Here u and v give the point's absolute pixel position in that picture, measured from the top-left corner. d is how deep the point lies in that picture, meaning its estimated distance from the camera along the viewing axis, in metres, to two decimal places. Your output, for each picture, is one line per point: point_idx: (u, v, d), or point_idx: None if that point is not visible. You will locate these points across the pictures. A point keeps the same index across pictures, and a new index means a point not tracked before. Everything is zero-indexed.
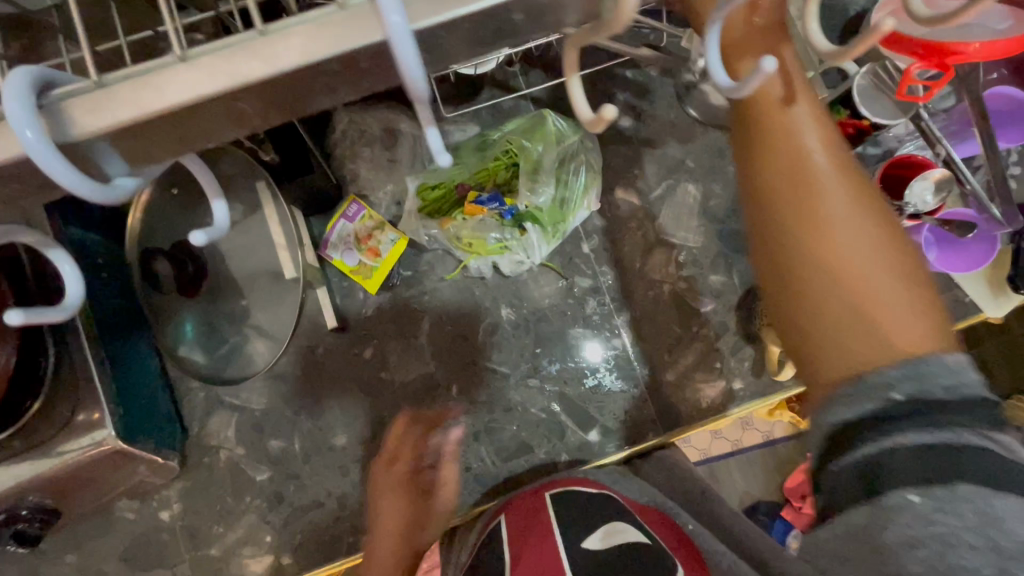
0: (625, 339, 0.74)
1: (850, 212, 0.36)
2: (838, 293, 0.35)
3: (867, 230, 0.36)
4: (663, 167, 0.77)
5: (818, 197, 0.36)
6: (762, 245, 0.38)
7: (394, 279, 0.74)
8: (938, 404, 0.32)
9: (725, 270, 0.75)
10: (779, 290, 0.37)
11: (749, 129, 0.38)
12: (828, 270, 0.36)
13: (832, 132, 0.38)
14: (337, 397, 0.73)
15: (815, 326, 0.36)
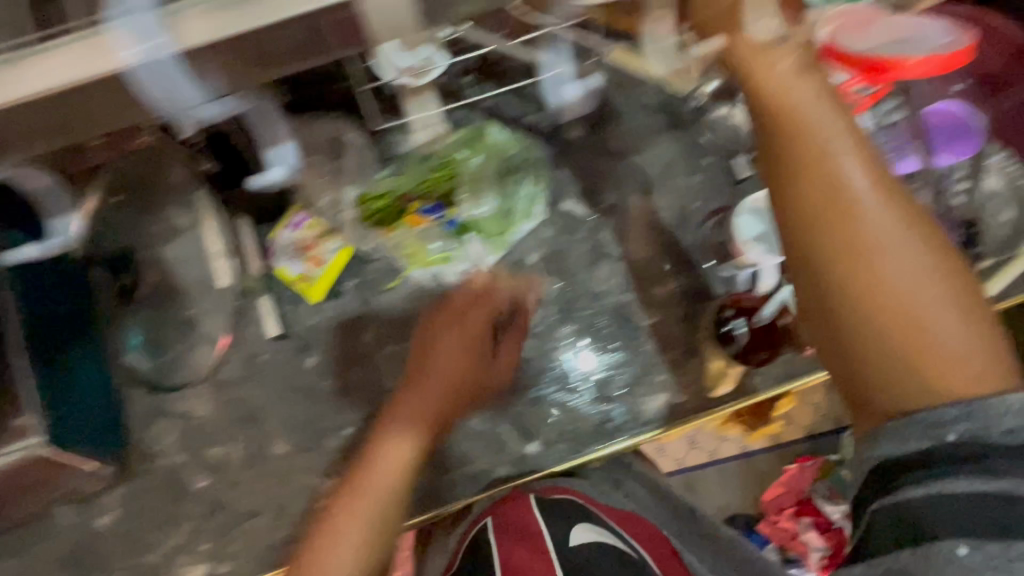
0: (568, 350, 0.74)
1: (911, 285, 0.46)
2: (892, 341, 0.46)
3: (927, 297, 0.46)
4: (611, 179, 0.77)
5: (879, 273, 0.47)
6: (831, 308, 0.49)
7: (338, 287, 0.74)
8: (987, 447, 0.42)
9: (670, 282, 0.75)
10: (848, 343, 0.48)
11: (819, 218, 0.49)
12: (892, 329, 0.46)
13: (899, 219, 0.48)
14: (280, 405, 0.73)
15: (869, 367, 0.47)
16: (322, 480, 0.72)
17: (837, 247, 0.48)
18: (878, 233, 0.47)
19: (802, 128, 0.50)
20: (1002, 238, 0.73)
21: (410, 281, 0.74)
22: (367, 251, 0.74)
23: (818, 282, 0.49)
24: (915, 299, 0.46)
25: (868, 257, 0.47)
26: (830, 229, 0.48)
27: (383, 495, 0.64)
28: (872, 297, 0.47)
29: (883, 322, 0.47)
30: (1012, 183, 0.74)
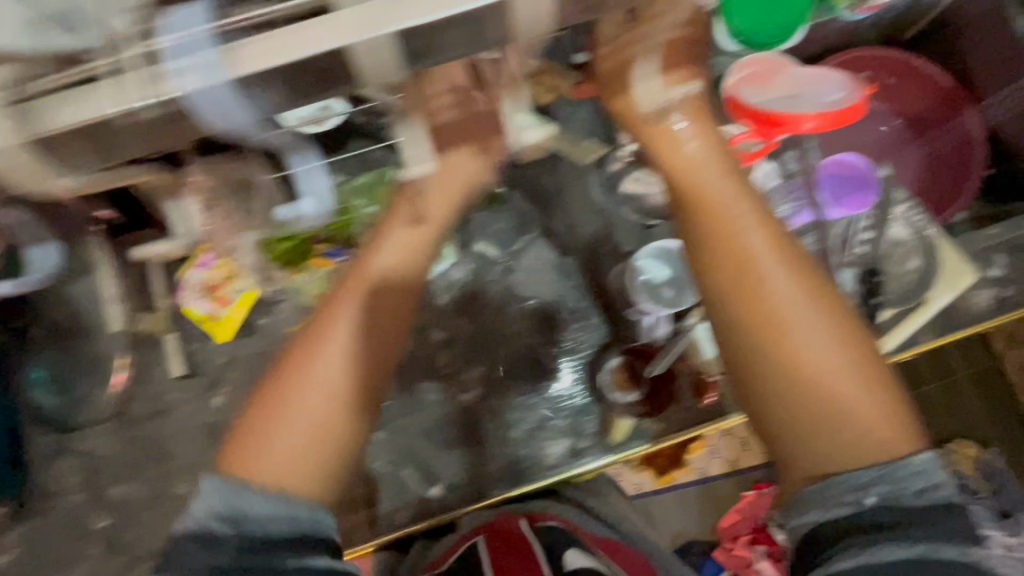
0: (473, 393, 0.75)
1: (824, 354, 0.53)
2: (809, 406, 0.53)
3: (838, 365, 0.53)
4: (523, 222, 0.78)
5: (797, 347, 0.54)
6: (760, 381, 0.55)
7: (245, 327, 0.75)
8: (901, 507, 0.48)
9: (578, 327, 0.75)
10: (776, 411, 0.55)
11: (745, 297, 0.55)
12: (812, 398, 0.53)
13: (815, 294, 0.55)
14: (183, 445, 0.74)
15: (791, 428, 0.54)
16: None
17: (757, 320, 0.55)
18: (791, 306, 0.54)
19: (718, 208, 0.57)
20: (903, 288, 0.73)
21: None
22: (274, 292, 0.75)
23: (745, 351, 0.56)
24: (825, 369, 0.53)
25: (783, 329, 0.54)
26: (753, 306, 0.55)
27: (340, 380, 0.56)
28: (791, 366, 0.54)
29: (800, 388, 0.54)
30: (915, 233, 0.74)
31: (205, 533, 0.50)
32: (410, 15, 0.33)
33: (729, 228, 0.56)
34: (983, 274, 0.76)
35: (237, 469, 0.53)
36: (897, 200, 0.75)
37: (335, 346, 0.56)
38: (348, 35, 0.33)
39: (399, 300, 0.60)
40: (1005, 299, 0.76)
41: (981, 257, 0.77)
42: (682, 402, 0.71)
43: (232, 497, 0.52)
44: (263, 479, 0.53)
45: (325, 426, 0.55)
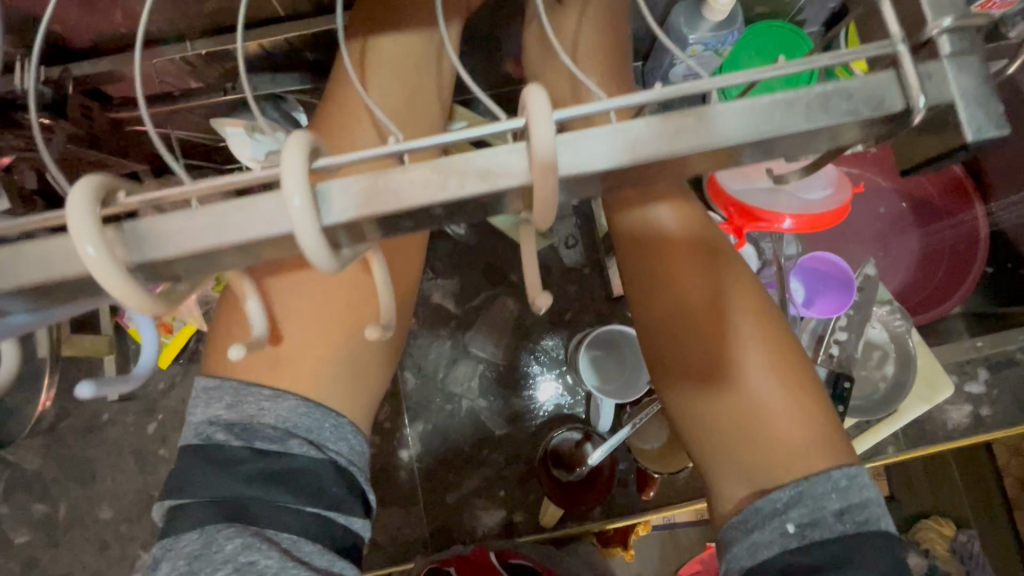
0: (412, 451, 0.72)
1: (749, 367, 0.50)
2: (735, 422, 0.50)
3: (763, 379, 0.50)
4: (486, 276, 0.75)
5: (719, 357, 0.51)
6: (681, 392, 0.52)
7: (189, 354, 0.73)
8: (824, 536, 0.40)
9: (528, 393, 0.72)
10: (695, 425, 0.51)
11: (674, 303, 0.52)
12: (733, 413, 0.50)
13: (747, 306, 0.52)
14: (110, 469, 0.72)
15: (714, 445, 0.51)
16: (140, 551, 0.70)
17: (686, 332, 0.51)
18: (717, 314, 0.51)
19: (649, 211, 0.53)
20: (871, 396, 0.70)
21: None
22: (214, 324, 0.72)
23: (673, 367, 0.52)
24: (749, 382, 0.50)
25: (706, 340, 0.51)
26: (679, 311, 0.52)
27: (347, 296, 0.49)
28: (720, 379, 0.51)
29: (722, 402, 0.50)
30: (893, 339, 0.71)
31: (210, 442, 0.42)
32: (175, 241, 0.17)
33: (663, 236, 0.53)
34: (961, 388, 0.72)
35: (220, 366, 0.47)
36: (878, 300, 0.72)
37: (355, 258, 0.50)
38: (61, 268, 0.17)
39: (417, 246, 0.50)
40: (980, 418, 0.72)
41: (962, 369, 0.73)
42: (624, 489, 0.68)
43: (241, 405, 0.44)
44: (248, 379, 0.46)
45: (327, 340, 0.48)
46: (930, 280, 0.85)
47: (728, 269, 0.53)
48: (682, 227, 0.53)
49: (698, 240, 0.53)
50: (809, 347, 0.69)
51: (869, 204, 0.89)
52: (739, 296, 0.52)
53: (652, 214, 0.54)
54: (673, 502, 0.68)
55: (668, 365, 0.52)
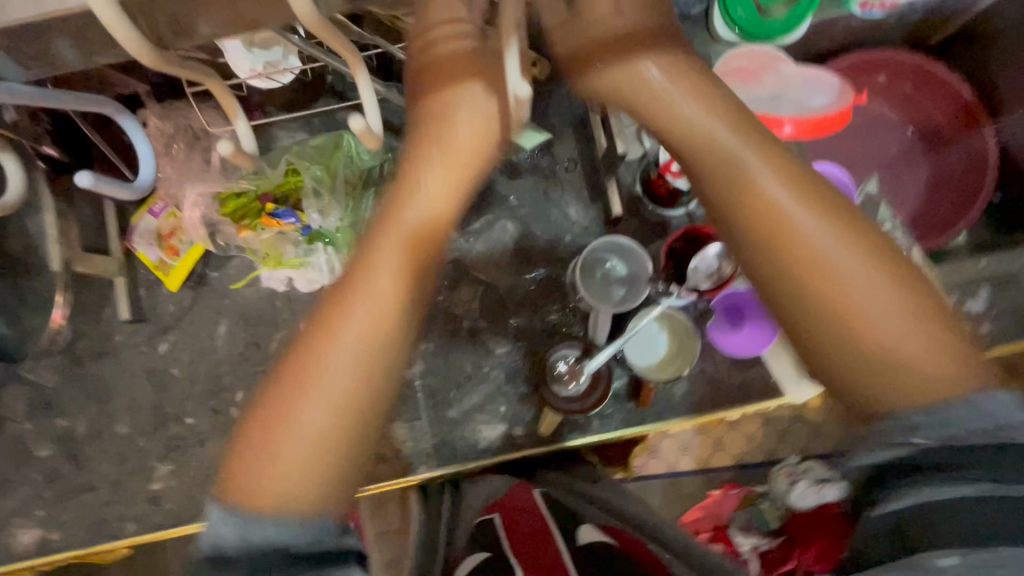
0: (417, 369, 0.73)
1: (858, 268, 0.38)
2: (843, 345, 0.37)
3: (875, 280, 0.38)
4: (485, 199, 0.75)
5: (820, 260, 0.38)
6: (776, 312, 0.40)
7: (198, 276, 0.75)
8: (974, 441, 0.34)
9: (528, 313, 0.73)
10: (799, 351, 0.40)
11: (743, 198, 0.40)
12: (843, 334, 0.38)
13: (832, 197, 0.40)
14: (125, 386, 0.74)
15: (835, 375, 0.38)
16: (157, 463, 0.73)
17: (772, 233, 0.39)
18: (796, 204, 0.39)
19: (669, 99, 0.44)
20: None
21: (264, 285, 0.74)
22: (222, 247, 0.74)
23: (758, 279, 0.40)
24: (876, 316, 0.37)
25: (804, 234, 0.38)
26: (747, 209, 0.40)
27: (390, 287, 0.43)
28: (849, 334, 0.37)
29: (831, 317, 0.38)
30: None
31: (220, 552, 0.37)
32: None
33: (704, 125, 0.42)
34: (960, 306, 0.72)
35: (270, 432, 0.40)
36: (880, 220, 0.71)
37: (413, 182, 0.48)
38: None
39: (478, 138, 0.50)
40: None
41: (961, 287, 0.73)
42: (622, 402, 0.70)
43: (254, 518, 0.37)
44: (300, 434, 0.39)
45: (373, 344, 0.41)
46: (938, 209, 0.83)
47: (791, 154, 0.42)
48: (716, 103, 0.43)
49: (745, 119, 0.43)
50: None
51: (883, 140, 0.87)
52: (812, 183, 0.40)
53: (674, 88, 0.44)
54: (669, 417, 0.70)
55: (755, 279, 0.41)
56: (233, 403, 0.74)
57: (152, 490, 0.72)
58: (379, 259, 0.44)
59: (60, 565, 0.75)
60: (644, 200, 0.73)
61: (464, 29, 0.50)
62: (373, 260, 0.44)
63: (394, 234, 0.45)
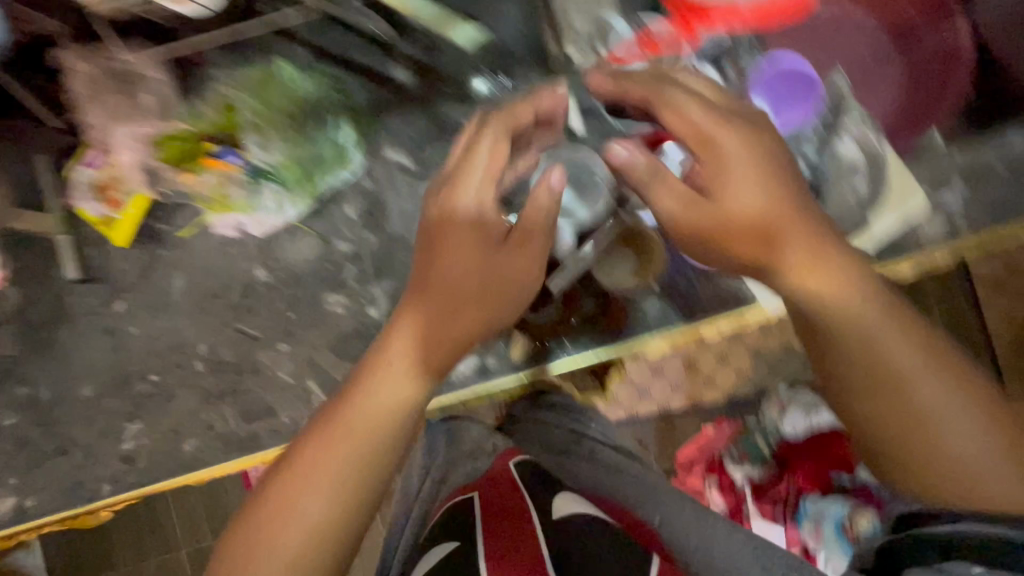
0: (383, 307, 0.71)
1: (957, 408, 0.51)
2: (951, 474, 0.51)
3: (973, 428, 0.51)
4: (438, 127, 0.72)
5: (931, 410, 0.51)
6: (870, 435, 0.54)
7: (145, 231, 0.71)
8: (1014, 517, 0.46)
9: None
10: (875, 452, 0.55)
11: (841, 344, 0.54)
12: (942, 465, 0.51)
13: (920, 339, 0.53)
14: (84, 349, 0.72)
15: (895, 460, 0.53)
16: (126, 424, 0.71)
17: (878, 371, 0.52)
18: (907, 361, 0.52)
19: (790, 267, 0.54)
20: (845, 211, 0.68)
21: (215, 232, 0.70)
22: (166, 196, 0.70)
23: (858, 394, 0.54)
24: (960, 441, 0.50)
25: (911, 387, 0.52)
26: (861, 356, 0.53)
27: (379, 423, 0.57)
28: (897, 430, 0.52)
29: (920, 447, 0.52)
30: (866, 156, 0.68)
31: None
32: None
33: (810, 291, 0.54)
34: (934, 200, 0.71)
35: (265, 516, 0.55)
36: (849, 117, 0.68)
37: (451, 302, 0.58)
38: None
39: (523, 269, 0.59)
40: (953, 228, 0.70)
41: (934, 181, 0.71)
42: (594, 326, 0.69)
43: None
44: (275, 536, 0.54)
45: (358, 462, 0.56)
46: (927, 113, 0.73)
47: (870, 297, 0.53)
48: (804, 256, 0.54)
49: (807, 262, 0.54)
50: None
51: (857, 42, 0.74)
52: (870, 323, 0.53)
53: (783, 248, 0.54)
54: (643, 334, 0.69)
55: (844, 398, 0.55)
56: (198, 356, 0.72)
57: (124, 450, 0.71)
58: (374, 393, 0.57)
59: (41, 533, 0.75)
60: (604, 115, 0.70)
61: (498, 141, 0.57)
62: (376, 378, 0.58)
63: (405, 352, 0.58)
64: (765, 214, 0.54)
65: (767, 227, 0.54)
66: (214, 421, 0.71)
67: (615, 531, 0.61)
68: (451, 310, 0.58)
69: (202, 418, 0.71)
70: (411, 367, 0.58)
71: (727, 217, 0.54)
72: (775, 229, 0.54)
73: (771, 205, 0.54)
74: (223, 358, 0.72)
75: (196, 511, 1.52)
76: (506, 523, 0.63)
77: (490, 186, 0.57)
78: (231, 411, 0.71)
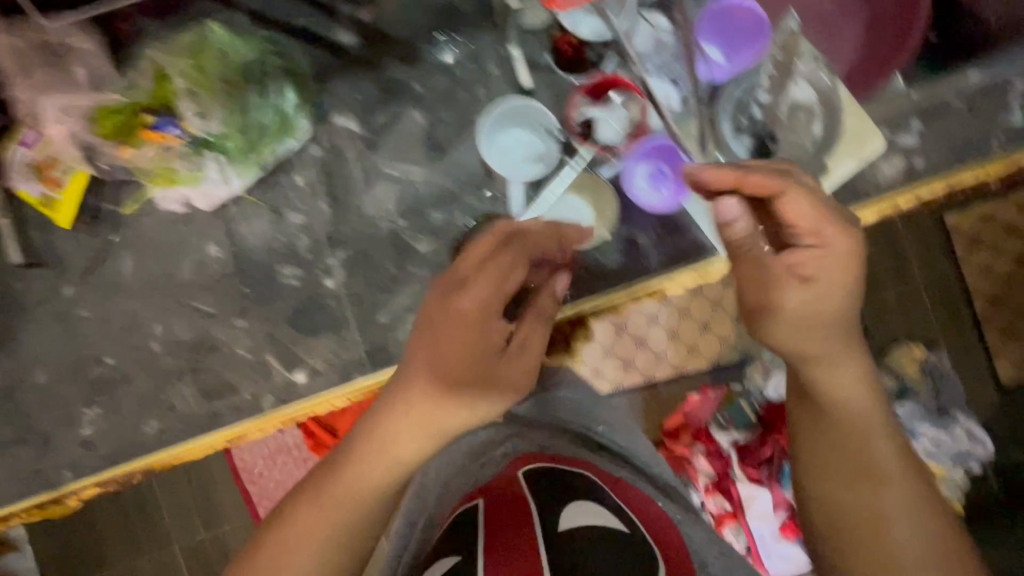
0: (338, 278, 0.70)
1: (906, 509, 0.55)
2: (882, 563, 0.55)
3: (917, 531, 0.55)
4: (386, 90, 0.70)
5: (886, 499, 0.55)
6: (824, 504, 0.58)
7: (89, 210, 0.69)
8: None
9: (447, 205, 0.69)
10: (826, 519, 0.58)
11: (826, 412, 0.57)
12: (881, 555, 0.55)
13: (898, 452, 0.57)
14: (35, 335, 0.70)
15: (838, 530, 0.57)
16: (85, 409, 0.70)
17: (849, 452, 0.57)
18: (873, 449, 0.56)
19: (805, 327, 0.54)
20: (803, 156, 0.66)
21: (162, 208, 0.69)
22: (105, 172, 0.67)
23: (829, 465, 0.58)
24: (902, 559, 0.54)
25: (875, 468, 0.56)
26: (839, 429, 0.57)
27: (374, 482, 0.56)
28: (856, 518, 0.56)
29: (862, 532, 0.56)
30: (819, 97, 0.66)
31: None
32: None
33: (812, 360, 0.55)
34: (894, 142, 0.69)
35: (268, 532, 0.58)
36: (799, 58, 0.66)
37: (452, 397, 0.54)
38: None
39: (518, 380, 0.56)
40: (914, 169, 0.69)
41: (894, 123, 0.69)
42: None
43: None
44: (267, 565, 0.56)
45: (348, 516, 0.57)
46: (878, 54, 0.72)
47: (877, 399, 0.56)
48: (829, 336, 0.54)
49: (826, 341, 0.54)
50: (731, 114, 0.66)
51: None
52: (863, 416, 0.56)
53: (798, 317, 0.54)
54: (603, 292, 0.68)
55: (812, 460, 0.59)
56: (153, 337, 0.70)
57: (84, 435, 0.70)
58: (374, 458, 0.56)
59: (9, 523, 0.74)
60: (552, 66, 0.68)
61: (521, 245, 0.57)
62: (376, 437, 0.56)
63: (403, 428, 0.54)
64: (818, 297, 0.53)
65: (797, 301, 0.54)
66: (174, 401, 0.70)
67: (622, 542, 0.68)
68: (444, 407, 0.53)
69: (161, 399, 0.70)
70: (402, 444, 0.55)
71: (782, 277, 0.54)
72: (806, 303, 0.54)
73: (817, 283, 0.54)
74: (179, 337, 0.70)
75: (187, 506, 1.52)
76: (519, 540, 0.69)
77: (494, 288, 0.54)
78: (191, 390, 0.70)
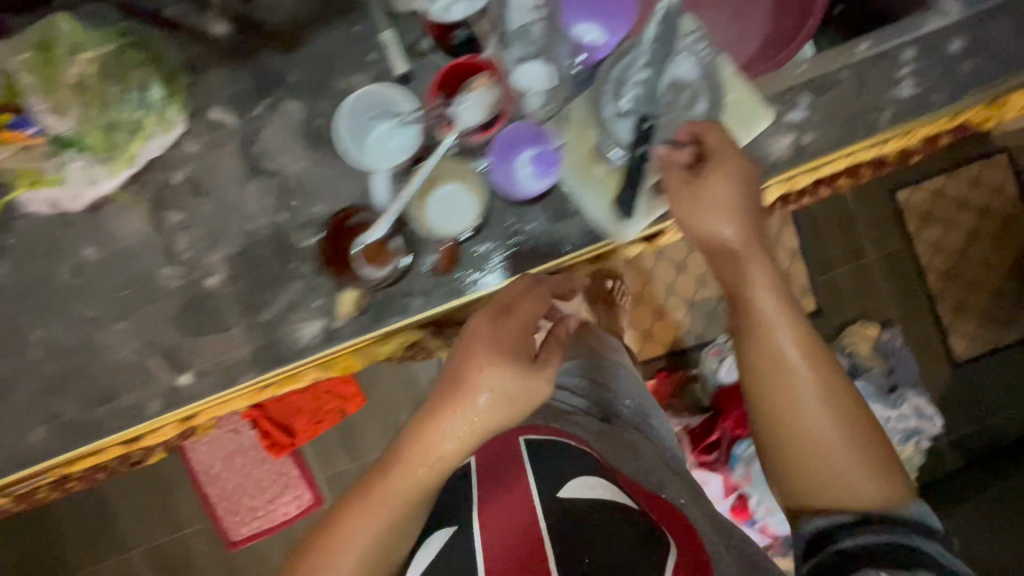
0: (220, 277, 0.68)
1: (829, 409, 0.57)
2: (814, 461, 0.57)
3: (841, 429, 0.57)
4: (262, 81, 0.68)
5: (809, 400, 0.57)
6: (758, 410, 0.60)
7: None
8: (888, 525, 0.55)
9: (328, 198, 0.67)
10: (761, 426, 0.60)
11: (752, 319, 0.58)
12: (814, 455, 0.57)
13: (822, 356, 0.58)
14: None
15: (772, 438, 0.59)
16: None
17: (778, 358, 0.58)
18: (800, 351, 0.57)
19: (719, 233, 0.58)
20: None
21: (30, 210, 0.68)
22: None
23: (758, 372, 0.59)
24: (829, 455, 0.57)
25: (800, 372, 0.57)
26: (767, 334, 0.58)
27: (419, 487, 0.53)
28: (786, 424, 0.58)
29: (794, 436, 0.58)
30: (702, 73, 0.65)
31: None
32: None
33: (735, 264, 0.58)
34: (782, 119, 0.67)
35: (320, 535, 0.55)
36: (681, 34, 0.65)
37: (493, 399, 0.50)
38: None
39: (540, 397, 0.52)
40: (802, 146, 0.68)
41: (782, 99, 0.67)
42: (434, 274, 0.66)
43: None
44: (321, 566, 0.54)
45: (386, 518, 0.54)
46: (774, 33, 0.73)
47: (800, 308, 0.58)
48: (751, 247, 0.58)
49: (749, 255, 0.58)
50: (611, 93, 0.65)
51: None
52: (787, 326, 0.57)
53: (727, 228, 0.58)
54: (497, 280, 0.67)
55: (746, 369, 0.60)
56: (33, 344, 0.68)
57: None
58: (421, 458, 0.52)
59: None
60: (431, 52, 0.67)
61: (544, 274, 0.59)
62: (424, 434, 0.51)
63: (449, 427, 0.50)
64: (739, 209, 0.58)
65: (719, 217, 0.58)
66: (58, 410, 0.68)
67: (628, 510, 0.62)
68: (484, 403, 0.50)
69: (44, 408, 0.68)
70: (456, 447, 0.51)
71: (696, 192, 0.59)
72: (723, 214, 0.58)
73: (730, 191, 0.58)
74: (60, 343, 0.68)
75: (145, 515, 1.50)
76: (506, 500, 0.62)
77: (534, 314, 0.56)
78: (73, 397, 0.68)
